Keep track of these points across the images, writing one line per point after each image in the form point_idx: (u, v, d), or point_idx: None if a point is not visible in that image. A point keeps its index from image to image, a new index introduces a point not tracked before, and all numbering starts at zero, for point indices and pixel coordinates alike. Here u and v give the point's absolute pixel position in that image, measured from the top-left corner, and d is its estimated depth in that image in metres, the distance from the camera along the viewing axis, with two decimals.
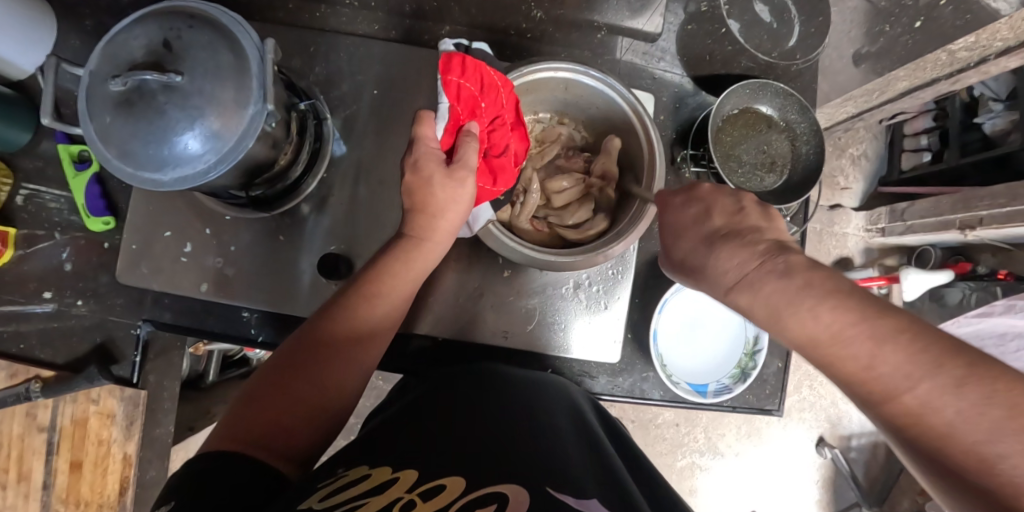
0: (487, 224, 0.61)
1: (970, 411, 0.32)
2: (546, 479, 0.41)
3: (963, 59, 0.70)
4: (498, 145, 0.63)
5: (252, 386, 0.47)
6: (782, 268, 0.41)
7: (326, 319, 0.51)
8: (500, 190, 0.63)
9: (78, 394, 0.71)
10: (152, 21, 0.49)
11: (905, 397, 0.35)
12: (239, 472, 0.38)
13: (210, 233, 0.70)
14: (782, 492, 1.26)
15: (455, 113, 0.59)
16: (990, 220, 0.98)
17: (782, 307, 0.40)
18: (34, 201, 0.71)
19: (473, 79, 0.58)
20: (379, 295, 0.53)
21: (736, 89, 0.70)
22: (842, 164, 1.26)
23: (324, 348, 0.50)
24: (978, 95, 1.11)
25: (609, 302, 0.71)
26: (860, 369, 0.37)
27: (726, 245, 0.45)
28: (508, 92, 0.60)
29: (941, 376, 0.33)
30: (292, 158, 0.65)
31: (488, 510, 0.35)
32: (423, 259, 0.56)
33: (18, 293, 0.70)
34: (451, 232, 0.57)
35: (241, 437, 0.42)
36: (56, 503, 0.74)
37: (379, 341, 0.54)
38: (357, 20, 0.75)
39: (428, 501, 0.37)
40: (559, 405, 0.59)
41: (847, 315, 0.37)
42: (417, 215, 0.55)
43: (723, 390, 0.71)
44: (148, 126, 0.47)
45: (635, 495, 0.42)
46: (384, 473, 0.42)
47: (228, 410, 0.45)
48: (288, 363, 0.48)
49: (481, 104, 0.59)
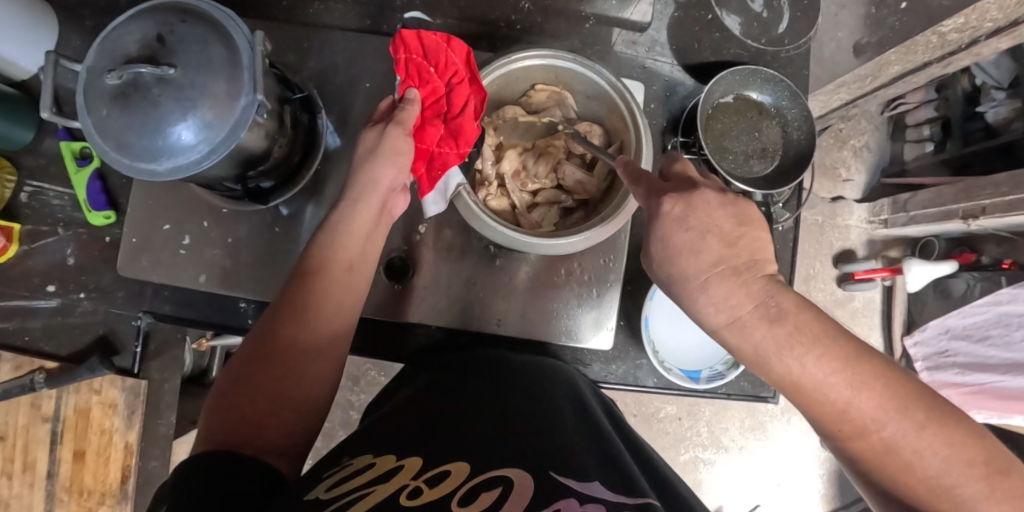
0: (457, 187, 0.62)
1: (935, 456, 0.39)
2: (546, 462, 0.42)
3: (954, 41, 0.70)
4: (457, 106, 0.64)
5: (219, 393, 0.47)
6: (775, 314, 0.42)
7: (283, 307, 0.51)
8: (466, 150, 0.64)
9: (81, 384, 0.72)
10: (146, 17, 0.50)
11: (885, 443, 0.40)
12: (233, 468, 0.39)
13: (209, 226, 0.72)
14: (786, 486, 1.26)
15: (406, 85, 0.62)
16: (994, 209, 0.96)
17: (779, 352, 0.42)
18: (38, 198, 0.73)
19: (417, 50, 0.62)
20: (324, 264, 0.54)
21: (726, 76, 0.71)
22: (844, 155, 1.26)
23: (279, 335, 0.50)
24: (981, 83, 1.09)
25: (600, 290, 0.71)
26: (843, 421, 0.41)
27: (723, 285, 0.43)
28: (454, 48, 0.63)
29: (912, 422, 0.39)
30: (286, 151, 0.66)
31: (492, 494, 0.37)
32: (372, 215, 0.57)
33: (23, 287, 0.71)
34: (397, 186, 0.60)
35: (224, 440, 0.42)
36: (61, 491, 0.75)
37: (343, 319, 0.54)
38: (351, 15, 0.77)
39: (434, 487, 0.38)
40: (554, 387, 0.60)
41: (849, 377, 0.40)
42: (358, 191, 0.57)
43: (717, 376, 0.72)
44: (143, 118, 0.48)
45: (634, 476, 0.42)
46: (389, 462, 0.42)
47: (205, 421, 0.46)
48: (250, 362, 0.49)
49: (430, 69, 0.63)
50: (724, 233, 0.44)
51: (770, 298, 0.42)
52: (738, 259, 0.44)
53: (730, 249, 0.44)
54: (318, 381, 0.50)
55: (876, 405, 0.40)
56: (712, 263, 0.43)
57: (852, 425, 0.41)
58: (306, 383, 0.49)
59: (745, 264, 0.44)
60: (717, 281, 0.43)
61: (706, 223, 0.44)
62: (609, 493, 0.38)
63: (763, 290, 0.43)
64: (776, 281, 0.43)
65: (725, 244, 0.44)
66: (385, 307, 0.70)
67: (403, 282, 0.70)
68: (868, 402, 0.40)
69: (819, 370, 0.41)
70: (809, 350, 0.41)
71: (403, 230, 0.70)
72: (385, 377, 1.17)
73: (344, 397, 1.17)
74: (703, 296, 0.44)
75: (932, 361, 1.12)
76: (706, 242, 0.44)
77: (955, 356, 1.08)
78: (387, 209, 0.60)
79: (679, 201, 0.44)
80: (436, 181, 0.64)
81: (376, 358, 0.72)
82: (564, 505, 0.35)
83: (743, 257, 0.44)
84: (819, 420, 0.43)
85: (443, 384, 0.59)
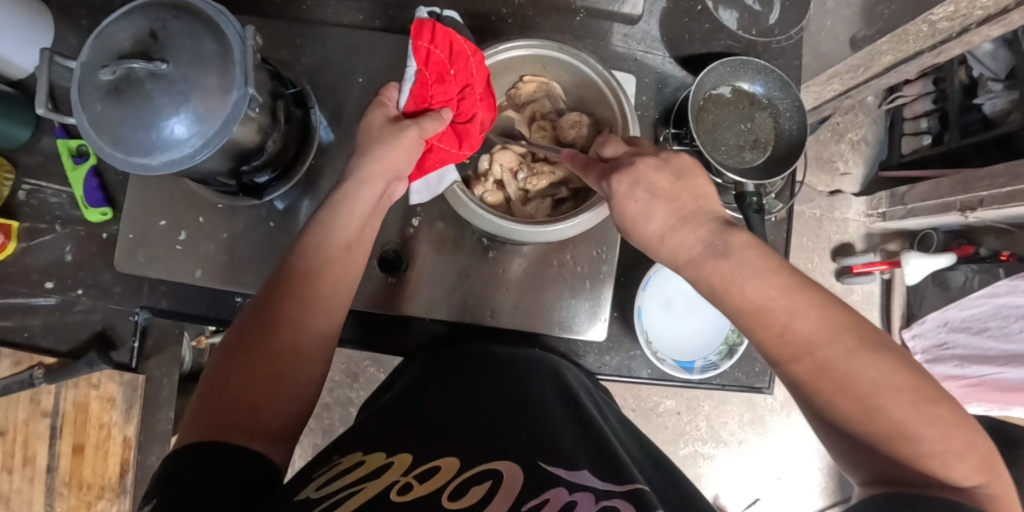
0: (453, 185, 0.63)
1: (875, 375, 0.38)
2: (536, 453, 0.42)
3: (945, 29, 0.70)
4: (467, 113, 0.63)
5: (209, 381, 0.47)
6: (721, 250, 0.43)
7: (278, 295, 0.51)
8: (466, 154, 0.64)
9: (80, 379, 0.72)
10: (139, 13, 0.50)
11: (821, 364, 0.39)
12: (225, 462, 0.39)
13: (204, 221, 0.72)
14: (787, 480, 1.26)
15: (422, 78, 0.60)
16: (991, 201, 0.96)
17: (726, 283, 0.42)
18: (36, 196, 0.73)
19: (443, 46, 0.60)
20: (316, 251, 0.53)
21: (716, 67, 0.71)
22: (841, 149, 1.26)
23: (272, 324, 0.49)
24: (978, 75, 1.08)
25: (594, 282, 0.72)
26: (784, 343, 0.40)
27: (678, 236, 0.45)
28: (478, 61, 0.62)
29: (852, 342, 0.39)
30: (281, 147, 0.67)
31: (482, 488, 0.37)
32: (361, 205, 0.57)
33: (22, 284, 0.72)
34: (402, 175, 0.60)
35: (216, 427, 0.42)
36: (61, 485, 0.75)
37: (337, 310, 0.54)
38: (344, 11, 0.77)
39: (424, 483, 0.38)
40: (546, 380, 0.60)
41: (794, 301, 0.40)
42: (359, 179, 0.56)
43: (710, 366, 0.72)
44: (136, 113, 0.48)
45: (625, 464, 0.42)
46: (378, 459, 0.42)
47: (194, 409, 0.45)
48: (240, 349, 0.48)
49: (450, 70, 0.61)
50: (669, 190, 0.45)
51: (718, 238, 0.43)
52: (686, 208, 0.45)
53: (677, 202, 0.45)
54: (309, 373, 0.50)
55: (813, 322, 0.40)
56: (663, 221, 0.45)
57: (791, 347, 0.40)
58: (298, 373, 0.49)
59: (692, 212, 0.45)
60: (676, 232, 0.45)
61: (651, 186, 0.46)
62: (599, 482, 0.38)
63: (712, 232, 0.44)
64: (726, 221, 0.44)
65: (670, 203, 0.45)
66: (380, 300, 0.70)
67: (397, 275, 0.71)
68: (809, 318, 0.40)
69: (764, 294, 0.41)
70: (754, 278, 0.41)
71: (398, 223, 0.71)
72: (384, 373, 1.18)
73: (343, 394, 1.18)
74: (662, 247, 0.46)
75: (932, 353, 1.13)
76: (656, 204, 0.45)
77: (954, 348, 1.08)
78: (387, 195, 0.60)
79: (625, 179, 0.46)
80: (428, 173, 0.63)
81: (373, 351, 0.73)
82: (554, 494, 0.36)
83: (688, 206, 0.45)
84: (767, 349, 0.42)
85: (435, 379, 0.59)
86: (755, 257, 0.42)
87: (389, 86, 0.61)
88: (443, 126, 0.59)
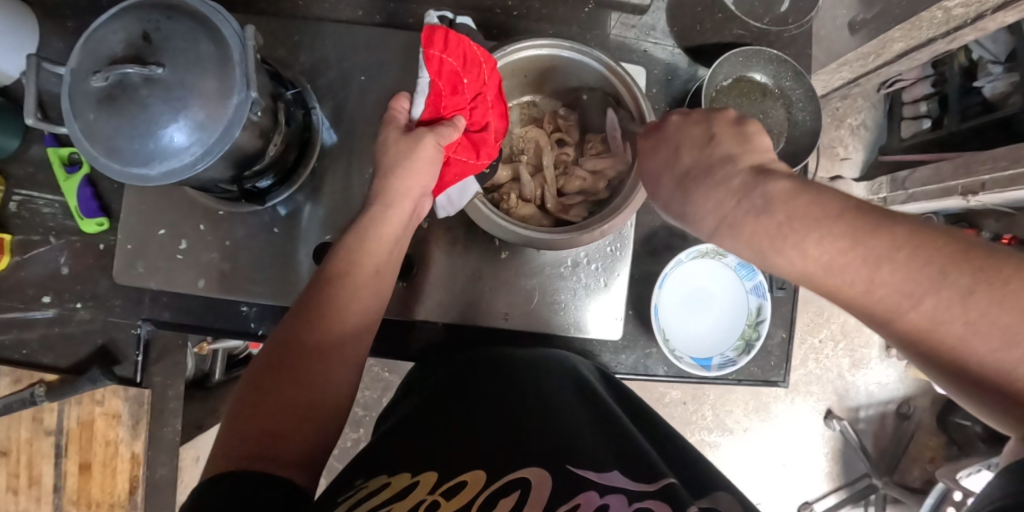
0: (474, 196, 0.61)
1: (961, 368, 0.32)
2: (564, 456, 0.41)
3: (960, 16, 0.69)
4: (479, 122, 0.61)
5: (235, 405, 0.45)
6: (760, 206, 0.35)
7: (303, 312, 0.50)
8: (484, 163, 0.62)
9: (82, 396, 0.70)
10: (130, 15, 0.48)
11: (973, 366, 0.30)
12: (257, 486, 0.37)
13: (205, 229, 0.70)
14: (792, 465, 1.26)
15: (436, 89, 0.58)
16: (993, 184, 0.94)
17: None
18: (27, 207, 0.71)
19: (456, 54, 0.57)
20: (348, 271, 0.53)
21: (729, 57, 0.70)
22: (841, 134, 1.23)
23: (301, 343, 0.48)
24: (977, 58, 1.08)
25: (609, 280, 0.71)
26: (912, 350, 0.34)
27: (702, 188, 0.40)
28: (491, 68, 0.60)
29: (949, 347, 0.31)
30: (282, 149, 0.64)
31: (511, 500, 0.36)
32: (398, 222, 0.57)
33: (17, 299, 0.70)
34: (428, 191, 0.59)
35: (243, 454, 0.40)
36: (68, 505, 0.73)
37: (364, 327, 0.53)
38: (340, 6, 0.75)
39: (451, 500, 0.37)
40: (568, 379, 0.59)
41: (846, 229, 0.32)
42: (389, 197, 0.56)
43: (728, 363, 0.71)
44: (132, 121, 0.46)
45: (656, 461, 0.42)
46: (403, 480, 0.41)
47: (219, 433, 0.43)
48: (266, 371, 0.47)
49: (464, 80, 0.58)
50: (699, 141, 0.43)
51: (752, 191, 0.36)
52: (712, 158, 0.40)
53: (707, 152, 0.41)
54: (337, 390, 0.48)
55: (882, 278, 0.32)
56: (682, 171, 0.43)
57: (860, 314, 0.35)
58: (324, 390, 0.47)
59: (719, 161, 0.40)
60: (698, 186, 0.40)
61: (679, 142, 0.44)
62: (629, 481, 0.38)
63: (744, 186, 0.37)
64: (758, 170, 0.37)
65: (698, 151, 0.42)
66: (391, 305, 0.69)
67: (408, 279, 0.69)
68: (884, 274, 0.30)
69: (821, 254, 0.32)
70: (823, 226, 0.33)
71: None
72: (388, 373, 1.17)
73: None
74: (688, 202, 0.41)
75: None
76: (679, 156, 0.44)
77: None
78: (416, 211, 0.61)
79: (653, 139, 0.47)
80: (447, 188, 0.62)
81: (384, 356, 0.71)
82: (586, 500, 0.36)
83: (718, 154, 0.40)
84: None
85: (457, 386, 0.58)
86: (805, 200, 0.33)
87: (400, 96, 0.60)
88: (458, 134, 0.58)
